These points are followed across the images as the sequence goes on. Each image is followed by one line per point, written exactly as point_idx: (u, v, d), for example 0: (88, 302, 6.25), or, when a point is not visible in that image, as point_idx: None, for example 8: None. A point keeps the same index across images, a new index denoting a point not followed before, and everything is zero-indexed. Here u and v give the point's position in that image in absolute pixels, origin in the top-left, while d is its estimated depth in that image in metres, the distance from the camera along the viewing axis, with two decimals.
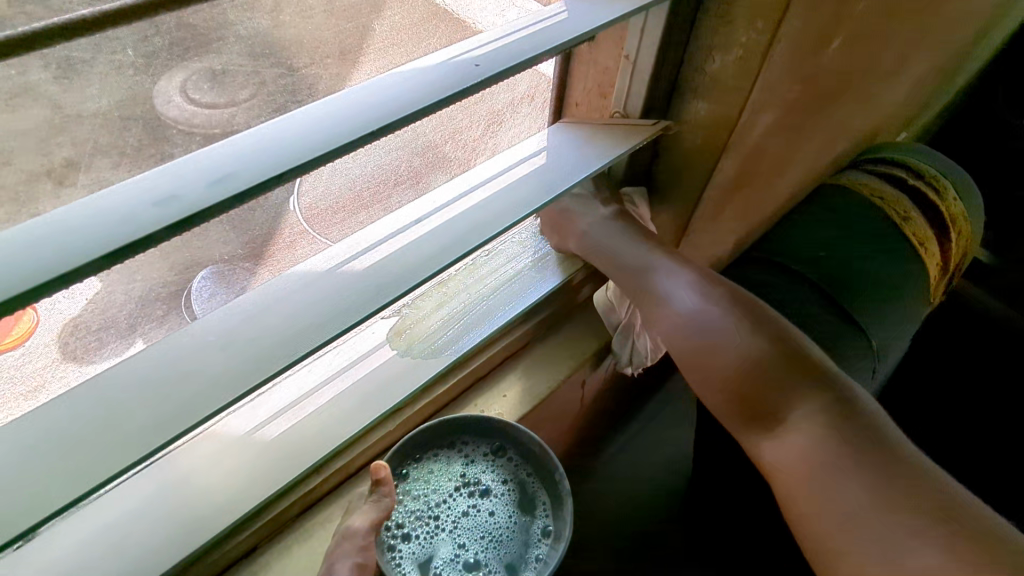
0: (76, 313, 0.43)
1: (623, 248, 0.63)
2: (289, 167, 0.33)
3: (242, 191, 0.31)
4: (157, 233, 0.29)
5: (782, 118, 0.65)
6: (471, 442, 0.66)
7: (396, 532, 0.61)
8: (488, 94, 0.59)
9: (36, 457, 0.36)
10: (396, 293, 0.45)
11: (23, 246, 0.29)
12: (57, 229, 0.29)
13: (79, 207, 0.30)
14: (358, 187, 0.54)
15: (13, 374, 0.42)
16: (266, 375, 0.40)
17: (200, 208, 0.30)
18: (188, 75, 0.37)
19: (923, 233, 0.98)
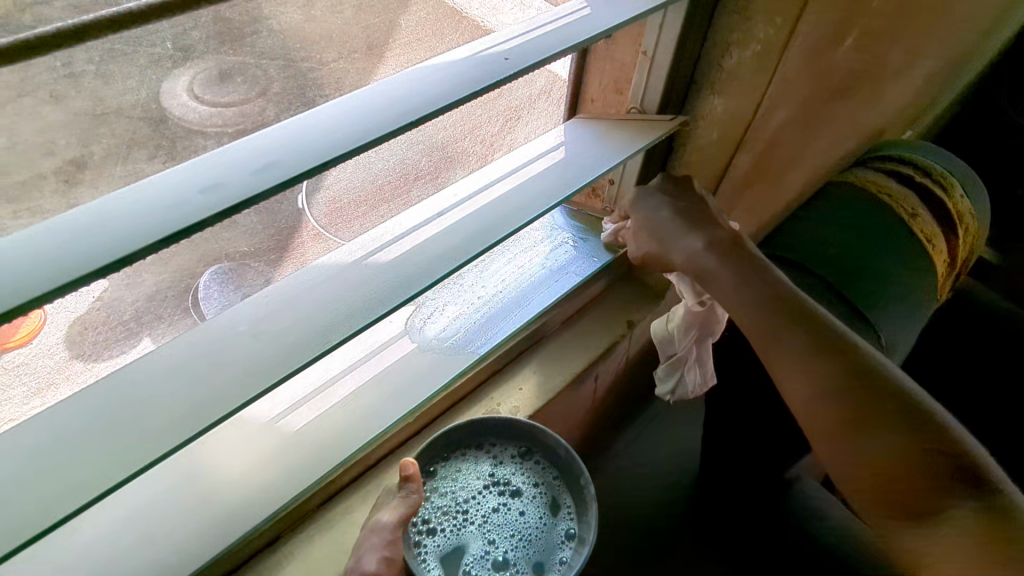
0: (83, 311, 0.43)
1: (741, 279, 0.53)
2: (333, 155, 0.33)
3: (289, 177, 0.32)
4: (207, 219, 0.30)
5: (795, 113, 0.66)
6: (499, 444, 0.66)
7: (422, 528, 0.62)
8: (507, 90, 0.59)
9: (78, 440, 0.37)
10: (421, 284, 0.46)
11: (79, 233, 0.30)
12: (110, 216, 0.30)
13: (131, 195, 0.31)
14: (380, 181, 0.55)
15: (25, 371, 0.42)
16: (301, 364, 0.41)
17: (246, 196, 0.31)
18: (195, 74, 0.37)
19: (930, 230, 0.99)
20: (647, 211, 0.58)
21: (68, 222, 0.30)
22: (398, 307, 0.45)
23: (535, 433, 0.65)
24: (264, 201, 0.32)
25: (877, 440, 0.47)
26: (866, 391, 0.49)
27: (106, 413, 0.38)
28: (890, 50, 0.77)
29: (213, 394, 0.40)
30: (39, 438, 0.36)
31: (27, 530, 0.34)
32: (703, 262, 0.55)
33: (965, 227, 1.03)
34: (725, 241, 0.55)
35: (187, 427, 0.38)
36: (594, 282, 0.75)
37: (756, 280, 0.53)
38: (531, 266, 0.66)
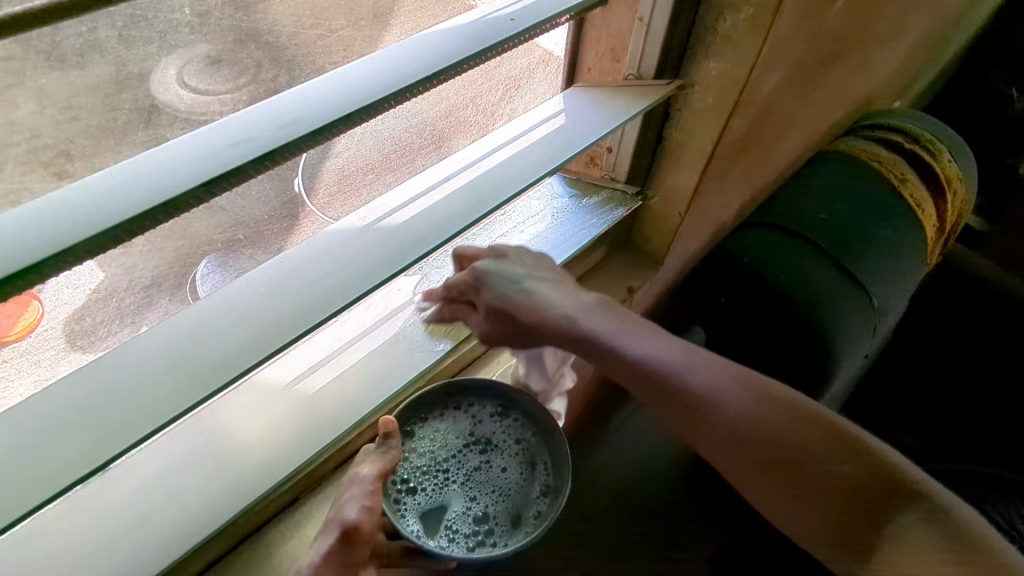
0: (80, 303, 0.44)
1: (625, 335, 0.53)
2: (355, 109, 0.35)
3: (317, 127, 0.34)
4: (245, 165, 0.32)
5: (787, 78, 0.67)
6: (477, 402, 0.65)
7: (401, 486, 0.60)
8: (505, 60, 0.61)
9: (117, 391, 0.39)
10: (432, 243, 0.48)
11: (124, 180, 0.31)
12: (151, 165, 0.32)
13: (169, 148, 0.33)
14: (387, 150, 0.56)
15: (21, 363, 0.42)
16: (326, 316, 0.43)
17: (279, 145, 0.33)
18: (187, 61, 0.38)
19: (919, 194, 1.01)
20: (498, 284, 0.54)
21: (105, 177, 0.32)
22: (413, 264, 0.47)
23: (518, 396, 0.65)
24: (294, 149, 0.34)
25: (844, 504, 0.50)
26: (821, 446, 0.50)
27: (143, 364, 0.40)
28: (877, 17, 0.78)
29: (245, 344, 0.41)
30: (76, 391, 0.38)
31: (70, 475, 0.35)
32: (571, 324, 0.53)
33: (952, 191, 1.06)
34: (586, 299, 0.55)
35: (223, 371, 0.40)
36: (594, 251, 0.78)
37: (653, 339, 0.53)
38: (526, 235, 0.66)
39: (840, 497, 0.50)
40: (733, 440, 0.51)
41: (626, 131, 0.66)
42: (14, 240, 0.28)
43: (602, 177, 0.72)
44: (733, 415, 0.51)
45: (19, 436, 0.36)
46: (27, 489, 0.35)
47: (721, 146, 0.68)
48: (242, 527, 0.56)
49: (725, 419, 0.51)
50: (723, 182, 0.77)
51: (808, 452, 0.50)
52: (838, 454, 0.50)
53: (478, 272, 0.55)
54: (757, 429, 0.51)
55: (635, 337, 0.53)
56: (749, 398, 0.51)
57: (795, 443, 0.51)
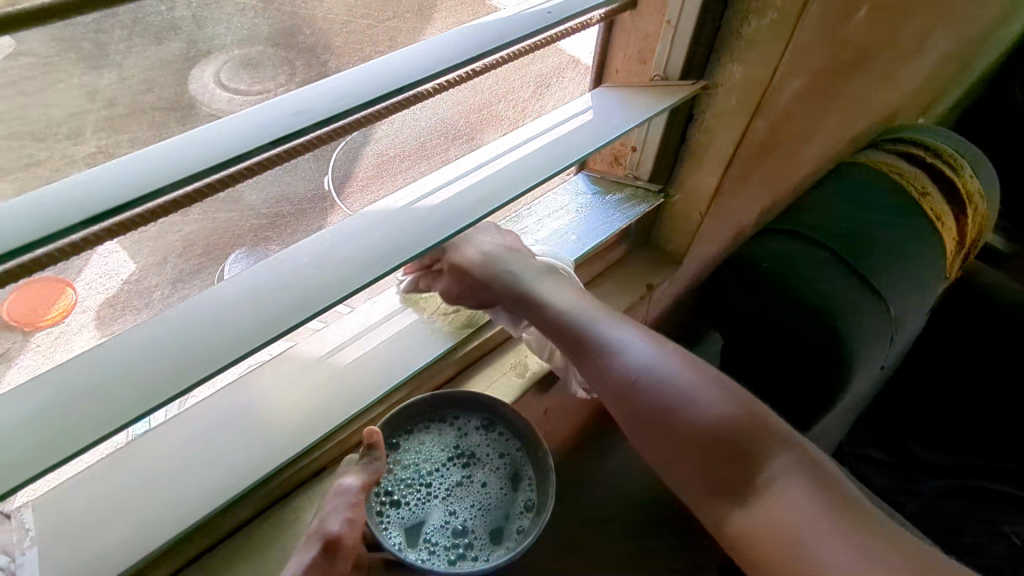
0: (112, 291, 0.47)
1: (569, 300, 0.59)
2: (404, 85, 0.39)
3: (372, 99, 0.38)
4: (307, 128, 0.36)
5: (809, 84, 0.69)
6: (462, 416, 0.67)
7: (385, 498, 0.61)
8: (537, 58, 0.64)
9: (177, 339, 0.41)
10: (465, 222, 0.50)
11: (202, 140, 0.35)
12: (225, 129, 0.36)
13: (239, 115, 0.37)
14: (423, 139, 0.59)
15: (43, 341, 0.45)
16: (369, 282, 0.45)
17: (337, 113, 0.37)
18: (222, 65, 0.41)
19: (939, 208, 1.02)
20: (461, 246, 0.60)
21: (157, 151, 0.35)
22: (448, 239, 0.49)
23: (501, 412, 0.66)
24: (349, 116, 0.38)
25: (722, 459, 0.51)
26: (707, 400, 0.53)
27: (175, 332, 0.42)
28: (900, 29, 0.80)
29: (271, 317, 0.43)
30: (116, 351, 0.41)
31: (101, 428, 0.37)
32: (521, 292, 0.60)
33: (973, 207, 1.06)
34: (560, 272, 0.62)
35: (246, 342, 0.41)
36: (614, 247, 0.81)
37: (591, 310, 0.59)
38: (550, 235, 0.71)
39: (716, 447, 0.51)
40: (625, 391, 0.55)
41: (650, 131, 0.69)
42: (72, 204, 0.32)
43: (625, 176, 0.74)
44: (642, 375, 0.55)
45: (60, 391, 0.39)
46: (88, 421, 0.37)
47: (743, 147, 0.70)
48: (269, 493, 0.59)
49: (618, 376, 0.55)
50: (743, 185, 0.79)
51: (689, 405, 0.53)
52: (726, 406, 0.52)
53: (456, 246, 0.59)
54: (655, 382, 0.54)
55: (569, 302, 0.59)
56: (663, 359, 0.55)
57: (688, 406, 0.53)
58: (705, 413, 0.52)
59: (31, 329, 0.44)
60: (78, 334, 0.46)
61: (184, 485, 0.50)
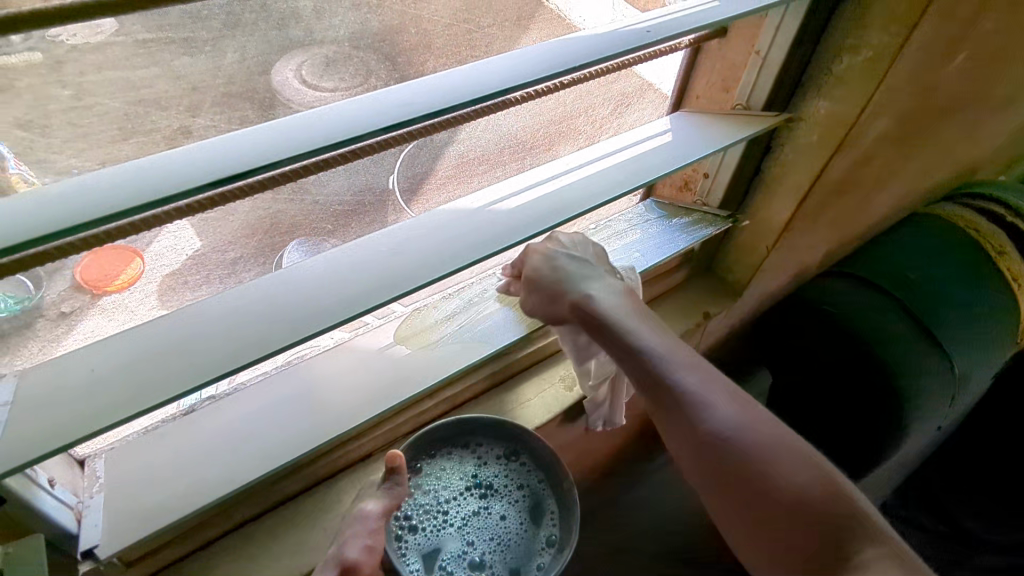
0: (177, 265, 0.50)
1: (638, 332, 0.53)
2: (509, 86, 0.40)
3: (476, 97, 0.39)
4: (416, 119, 0.38)
5: (896, 126, 0.68)
6: (485, 443, 0.64)
7: (404, 523, 0.59)
8: (621, 77, 0.65)
9: (251, 313, 0.43)
10: (542, 227, 0.51)
11: (313, 124, 0.37)
12: (336, 114, 0.38)
13: (347, 103, 0.39)
14: (503, 145, 0.61)
15: (113, 304, 0.48)
16: (437, 276, 0.47)
17: (443, 107, 0.39)
18: (303, 62, 0.43)
19: (1018, 269, 0.97)
20: (542, 266, 0.58)
21: (243, 135, 0.36)
22: (523, 243, 0.50)
23: (530, 441, 0.63)
24: (453, 113, 0.39)
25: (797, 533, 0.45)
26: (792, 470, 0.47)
27: (233, 312, 0.43)
28: (996, 79, 0.78)
29: (328, 305, 0.44)
30: (178, 322, 0.42)
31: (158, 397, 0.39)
32: (597, 313, 0.55)
33: None
34: (641, 314, 0.55)
35: (298, 328, 0.42)
36: (674, 272, 0.81)
37: (674, 353, 0.52)
38: (613, 249, 0.69)
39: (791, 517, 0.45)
40: (703, 446, 0.49)
41: (726, 160, 0.68)
42: (157, 179, 0.33)
43: (694, 202, 0.75)
44: (718, 421, 0.49)
45: (124, 356, 0.41)
46: (165, 382, 0.39)
47: (821, 184, 0.69)
48: (314, 473, 0.60)
49: (704, 430, 0.49)
50: (815, 222, 0.78)
51: (777, 463, 0.47)
52: (797, 466, 0.47)
53: (529, 253, 0.60)
54: (742, 439, 0.48)
55: (645, 330, 0.54)
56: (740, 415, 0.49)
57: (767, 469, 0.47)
58: (771, 472, 0.47)
59: (95, 294, 0.47)
60: (143, 302, 0.49)
61: (242, 452, 0.52)
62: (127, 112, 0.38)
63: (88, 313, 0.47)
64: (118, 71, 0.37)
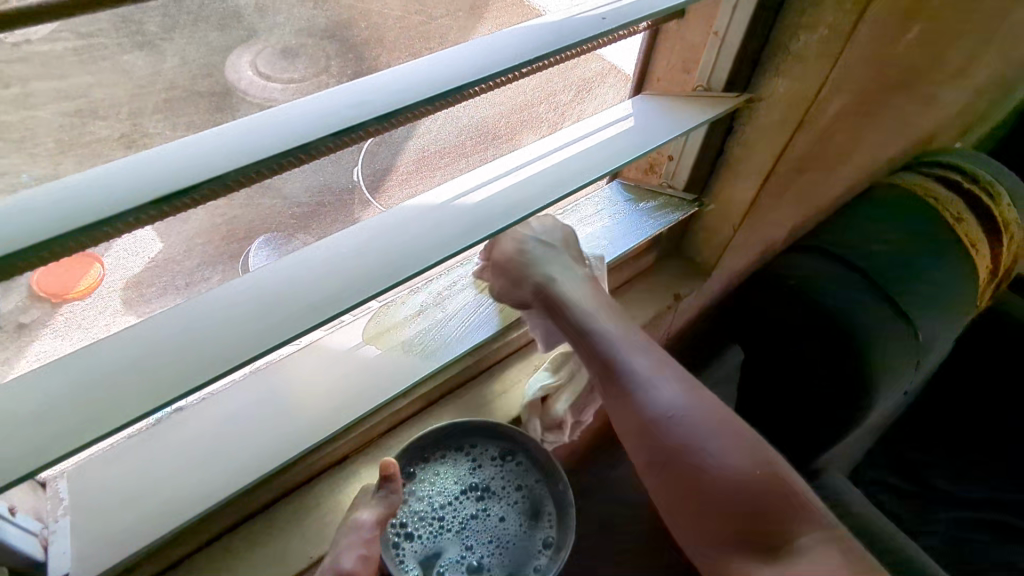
0: (138, 269, 0.48)
1: (593, 313, 0.54)
2: (464, 82, 0.39)
3: (430, 96, 0.38)
4: (370, 120, 0.37)
5: (853, 101, 0.69)
6: (480, 445, 0.64)
7: (399, 530, 0.60)
8: (581, 63, 0.64)
9: (219, 321, 0.42)
10: (507, 221, 0.50)
11: (264, 129, 0.36)
12: (285, 118, 0.36)
13: (297, 106, 0.37)
14: (464, 136, 0.60)
15: (69, 320, 0.46)
16: (405, 276, 0.45)
17: (397, 107, 0.37)
18: (259, 52, 0.42)
19: (974, 234, 1.00)
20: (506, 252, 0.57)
21: (193, 143, 0.35)
22: (489, 238, 0.49)
23: (523, 441, 0.64)
24: (407, 112, 0.38)
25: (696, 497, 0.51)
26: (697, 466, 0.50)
27: (198, 322, 0.42)
28: (949, 49, 0.79)
29: (296, 308, 0.43)
30: (134, 340, 0.41)
31: (116, 419, 0.37)
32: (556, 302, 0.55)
33: (1010, 235, 1.04)
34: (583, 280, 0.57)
35: (267, 336, 0.41)
36: (644, 255, 0.81)
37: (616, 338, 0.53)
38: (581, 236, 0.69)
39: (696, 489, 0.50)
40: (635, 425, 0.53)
41: (690, 141, 0.68)
42: (97, 196, 0.32)
43: (660, 185, 0.75)
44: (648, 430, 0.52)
45: (87, 375, 0.39)
46: (133, 399, 0.38)
47: (783, 162, 0.70)
48: (290, 480, 0.59)
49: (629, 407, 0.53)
50: (779, 199, 0.79)
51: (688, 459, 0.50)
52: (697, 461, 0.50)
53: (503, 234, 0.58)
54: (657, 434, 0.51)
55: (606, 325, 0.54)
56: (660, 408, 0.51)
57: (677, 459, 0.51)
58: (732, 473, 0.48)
59: (57, 302, 0.46)
60: (102, 314, 0.48)
61: (214, 464, 0.51)
62: (63, 124, 0.37)
63: (41, 333, 0.45)
64: (49, 81, 0.36)
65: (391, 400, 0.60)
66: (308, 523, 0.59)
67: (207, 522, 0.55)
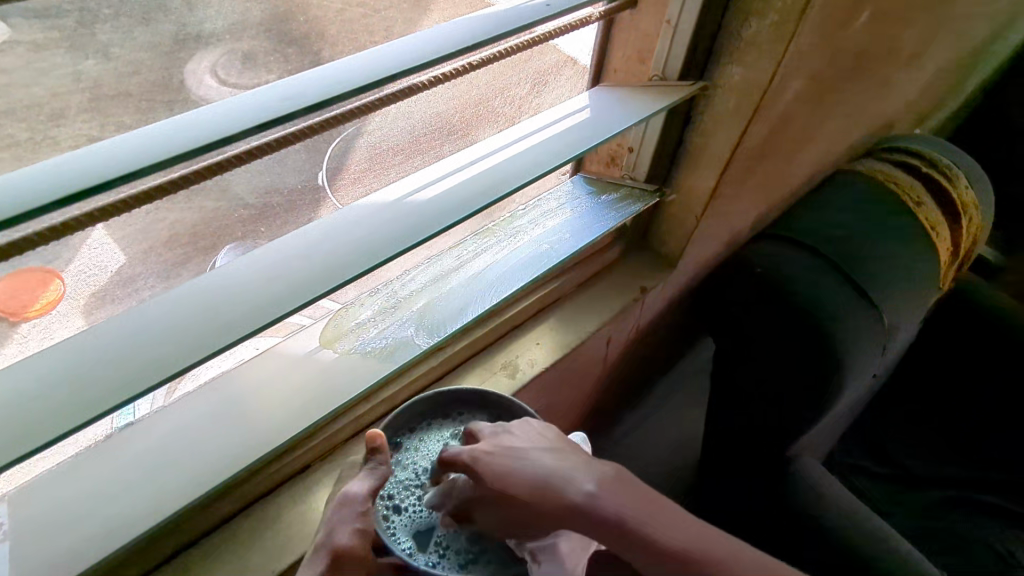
0: (100, 284, 0.46)
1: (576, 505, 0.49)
2: (399, 70, 0.39)
3: (363, 85, 0.37)
4: (299, 111, 0.36)
5: (807, 88, 0.69)
6: (466, 412, 0.60)
7: (389, 503, 0.56)
8: (535, 55, 0.63)
9: (155, 331, 0.40)
10: (459, 215, 0.49)
11: (184, 127, 0.34)
12: (207, 116, 0.35)
13: (221, 104, 0.36)
14: (417, 133, 0.59)
15: (30, 330, 0.44)
16: (353, 276, 0.44)
17: (328, 97, 0.36)
18: (217, 58, 0.42)
19: (934, 218, 1.02)
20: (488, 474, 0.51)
21: (114, 142, 0.34)
22: (441, 233, 0.48)
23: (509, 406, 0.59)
24: (339, 103, 0.37)
25: None
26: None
27: (134, 333, 0.40)
28: (900, 34, 0.80)
29: (238, 314, 0.41)
30: (58, 355, 0.38)
31: (34, 441, 0.35)
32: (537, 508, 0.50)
33: (968, 217, 1.06)
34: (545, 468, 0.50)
35: (205, 344, 0.39)
36: (609, 249, 0.81)
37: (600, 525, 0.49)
38: (542, 231, 0.67)
39: None
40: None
41: (649, 131, 0.68)
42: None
43: (620, 177, 0.74)
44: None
45: (11, 392, 0.37)
46: (61, 416, 0.36)
47: (741, 150, 0.70)
48: (249, 491, 0.57)
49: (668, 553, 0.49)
50: (740, 187, 0.79)
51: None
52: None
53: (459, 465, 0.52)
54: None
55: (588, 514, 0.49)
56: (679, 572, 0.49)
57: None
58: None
59: (13, 320, 0.43)
60: (61, 324, 0.45)
61: (166, 477, 0.49)
62: None
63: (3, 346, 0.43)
64: None
65: (348, 407, 0.58)
66: (268, 535, 0.57)
67: (161, 539, 0.52)
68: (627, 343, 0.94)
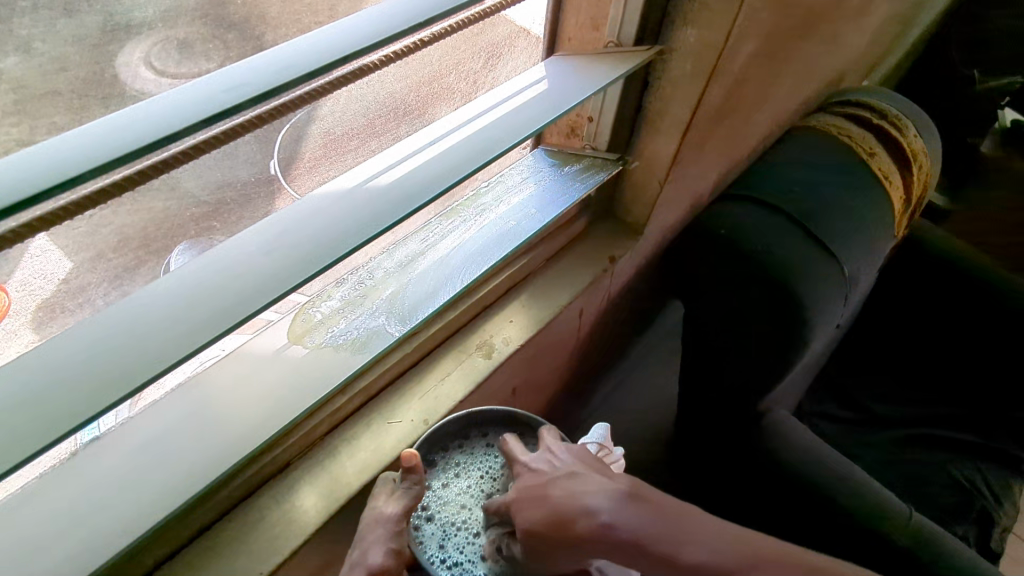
0: (48, 295, 0.43)
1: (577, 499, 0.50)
2: (349, 52, 0.37)
3: (313, 69, 0.36)
4: (246, 101, 0.34)
5: (761, 47, 0.69)
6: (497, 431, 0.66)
7: (422, 514, 0.61)
8: (488, 27, 0.62)
9: (114, 345, 0.38)
10: (422, 200, 0.47)
11: (123, 125, 0.32)
12: (147, 112, 0.33)
13: (161, 99, 0.34)
14: (372, 114, 0.57)
15: None
16: (314, 271, 0.42)
17: (275, 85, 0.35)
18: (153, 46, 0.39)
19: (886, 168, 1.04)
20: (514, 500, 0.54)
21: (50, 147, 0.31)
22: (406, 218, 0.46)
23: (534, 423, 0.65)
24: (288, 90, 0.35)
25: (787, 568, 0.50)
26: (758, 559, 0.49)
27: (93, 348, 0.38)
28: None
29: (198, 322, 0.39)
30: (8, 376, 0.36)
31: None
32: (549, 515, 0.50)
33: (919, 165, 1.09)
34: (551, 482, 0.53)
35: (166, 355, 0.38)
36: (574, 222, 0.80)
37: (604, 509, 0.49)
38: (507, 207, 0.66)
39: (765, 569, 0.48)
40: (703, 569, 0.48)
41: (607, 97, 0.67)
42: None
43: (582, 147, 0.74)
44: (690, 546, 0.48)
45: None
46: (24, 439, 0.34)
47: (700, 114, 0.70)
48: (228, 496, 0.56)
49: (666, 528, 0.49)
50: (700, 151, 0.79)
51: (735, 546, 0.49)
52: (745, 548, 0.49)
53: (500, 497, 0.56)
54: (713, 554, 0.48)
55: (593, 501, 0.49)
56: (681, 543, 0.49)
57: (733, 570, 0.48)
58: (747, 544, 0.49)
59: None
60: (14, 337, 0.43)
61: (142, 490, 0.47)
62: None
63: None
64: None
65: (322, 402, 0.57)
66: (252, 538, 0.56)
67: (143, 554, 0.51)
68: (601, 310, 0.95)
